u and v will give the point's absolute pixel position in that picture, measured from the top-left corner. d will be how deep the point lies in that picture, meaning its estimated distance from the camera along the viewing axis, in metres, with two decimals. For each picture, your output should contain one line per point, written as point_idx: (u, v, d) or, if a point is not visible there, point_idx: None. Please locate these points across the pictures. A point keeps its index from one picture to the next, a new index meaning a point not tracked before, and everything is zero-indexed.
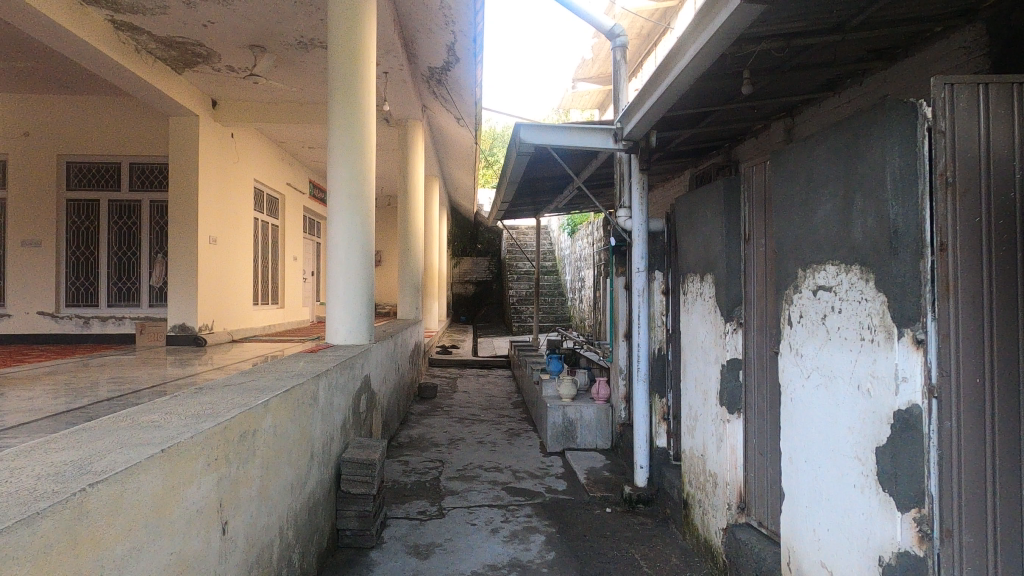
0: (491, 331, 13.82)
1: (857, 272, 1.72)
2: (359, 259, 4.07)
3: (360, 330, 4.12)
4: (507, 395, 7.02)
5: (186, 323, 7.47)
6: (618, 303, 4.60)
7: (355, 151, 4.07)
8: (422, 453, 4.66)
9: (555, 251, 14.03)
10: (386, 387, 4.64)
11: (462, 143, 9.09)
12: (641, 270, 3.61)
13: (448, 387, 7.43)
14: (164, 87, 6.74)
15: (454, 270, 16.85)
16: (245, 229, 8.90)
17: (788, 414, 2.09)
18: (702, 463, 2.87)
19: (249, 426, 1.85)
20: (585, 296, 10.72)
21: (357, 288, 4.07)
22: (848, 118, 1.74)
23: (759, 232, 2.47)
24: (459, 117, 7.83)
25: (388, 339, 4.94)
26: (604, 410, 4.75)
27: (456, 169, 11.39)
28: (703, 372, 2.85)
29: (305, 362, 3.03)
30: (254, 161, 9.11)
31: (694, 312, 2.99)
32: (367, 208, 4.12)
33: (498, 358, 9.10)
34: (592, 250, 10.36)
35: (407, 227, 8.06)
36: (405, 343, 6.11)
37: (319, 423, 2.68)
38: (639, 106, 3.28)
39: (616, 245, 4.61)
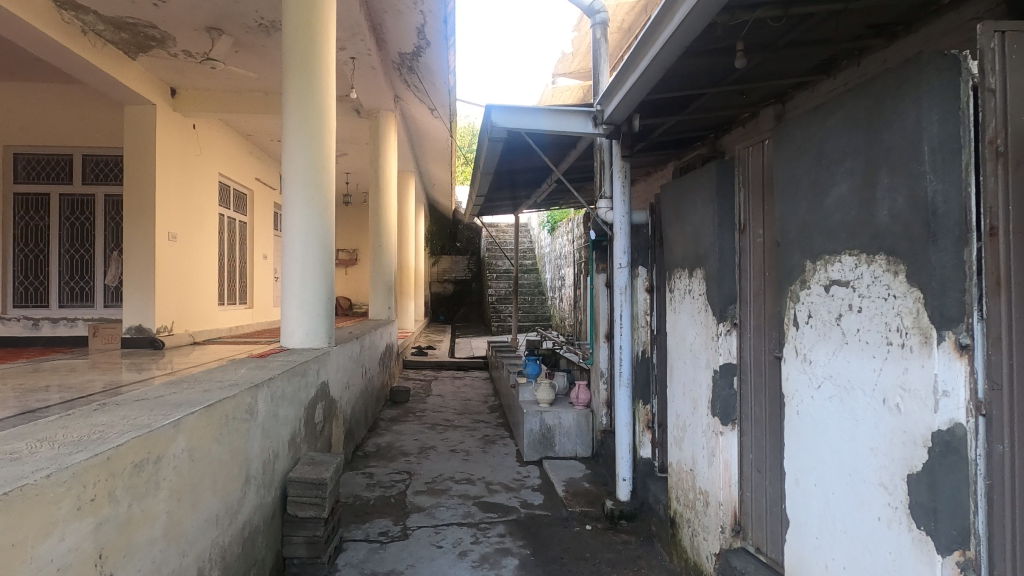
0: (470, 331, 13.50)
1: (881, 263, 1.43)
2: (318, 254, 3.71)
3: (318, 330, 3.75)
4: (484, 399, 6.70)
5: (143, 324, 7.04)
6: (599, 302, 4.32)
7: (313, 136, 3.72)
8: (389, 464, 4.33)
9: (535, 249, 13.76)
10: (349, 393, 4.29)
11: (438, 136, 8.74)
12: (623, 266, 3.32)
13: (422, 391, 7.10)
14: (115, 72, 6.30)
15: (433, 268, 16.48)
16: (209, 225, 8.46)
17: (796, 430, 1.80)
18: (691, 478, 2.59)
19: (149, 453, 1.51)
20: (566, 295, 10.45)
21: (314, 285, 3.71)
22: (871, 80, 1.45)
23: (756, 220, 2.18)
24: (433, 108, 7.49)
25: (353, 342, 4.60)
26: (584, 416, 4.46)
27: (433, 164, 11.06)
28: (692, 377, 2.56)
29: (246, 369, 2.69)
30: (218, 154, 8.67)
31: (681, 312, 2.70)
32: (326, 199, 3.78)
33: (475, 359, 8.78)
34: (572, 248, 10.10)
35: (379, 222, 7.71)
36: (375, 346, 5.77)
37: (258, 440, 2.34)
38: (621, 85, 2.96)
39: (596, 240, 4.32)
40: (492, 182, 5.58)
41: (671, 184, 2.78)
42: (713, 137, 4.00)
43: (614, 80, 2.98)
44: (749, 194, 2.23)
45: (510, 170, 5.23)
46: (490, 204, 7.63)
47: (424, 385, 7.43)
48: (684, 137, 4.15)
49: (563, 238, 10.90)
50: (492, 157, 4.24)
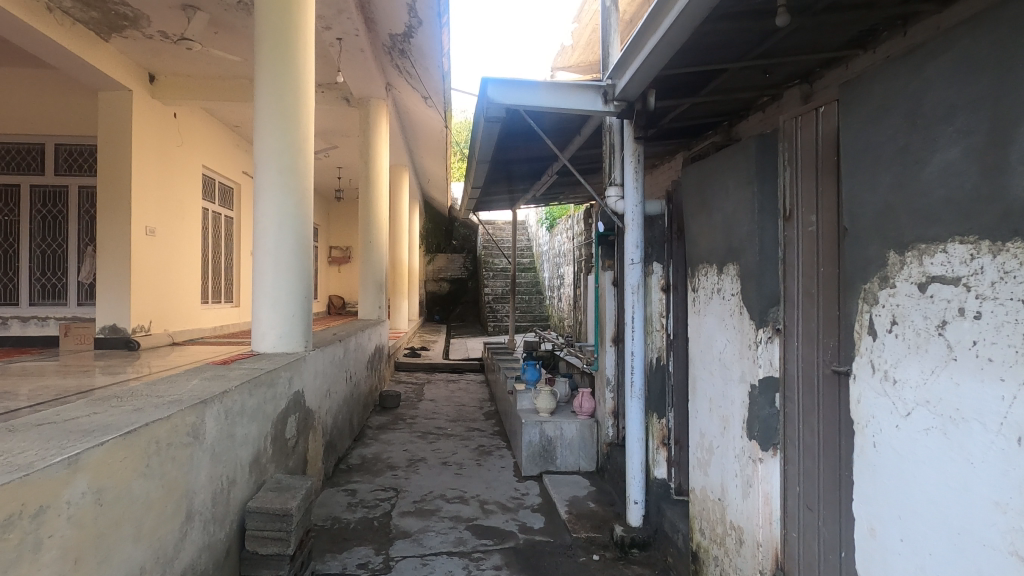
0: (466, 331, 13.11)
1: (1013, 253, 1.06)
2: (293, 250, 3.32)
3: (295, 333, 3.35)
4: (479, 405, 6.32)
5: (117, 323, 6.63)
6: (604, 302, 3.95)
7: (289, 117, 3.33)
8: (374, 479, 3.95)
9: (533, 247, 13.38)
10: (330, 402, 3.90)
11: (432, 127, 8.34)
12: (636, 262, 2.94)
13: (414, 395, 6.71)
14: (86, 55, 5.89)
15: (428, 267, 16.07)
16: (191, 219, 8.05)
17: (871, 465, 1.43)
18: (720, 509, 2.21)
19: (21, 505, 1.12)
20: (565, 295, 10.08)
21: (291, 283, 3.32)
22: (1000, 7, 1.06)
23: (807, 206, 1.81)
24: (426, 96, 7.10)
25: (336, 344, 4.23)
26: (588, 427, 4.07)
27: (427, 158, 10.67)
28: (722, 391, 2.19)
29: (199, 380, 2.30)
30: (201, 145, 8.26)
31: (707, 315, 2.33)
32: (303, 187, 3.38)
33: (470, 361, 8.40)
34: (572, 245, 9.73)
35: (369, 217, 7.31)
36: (363, 348, 5.40)
37: (205, 467, 1.94)
38: (635, 56, 2.57)
39: (603, 233, 3.95)
40: (488, 173, 5.19)
41: (694, 167, 2.41)
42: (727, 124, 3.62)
43: (628, 48, 2.58)
44: (797, 174, 1.86)
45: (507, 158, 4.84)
46: (486, 197, 7.24)
47: (417, 389, 7.05)
48: (695, 124, 3.76)
49: (562, 235, 10.53)
50: (487, 142, 3.85)
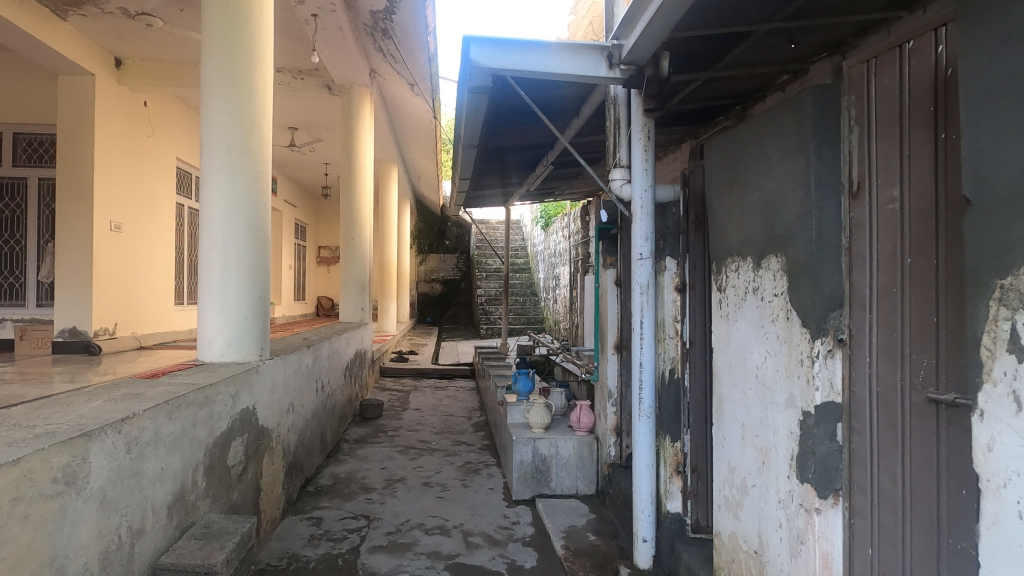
0: (458, 334, 12.64)
1: None
2: (244, 242, 2.86)
3: (248, 339, 2.88)
4: (468, 415, 5.85)
5: (77, 326, 6.13)
6: (605, 304, 3.49)
7: (242, 87, 2.86)
8: (344, 504, 3.48)
9: (527, 247, 12.92)
10: (294, 416, 3.43)
11: (420, 117, 7.87)
12: (646, 257, 2.48)
13: (398, 404, 6.24)
14: (41, 34, 5.42)
15: (419, 267, 15.58)
16: (164, 215, 7.57)
17: (1013, 542, 0.98)
18: (756, 564, 1.75)
19: None
20: (561, 296, 9.62)
21: (242, 281, 2.86)
22: None
23: (887, 177, 1.36)
24: (413, 83, 6.64)
25: (304, 350, 3.76)
26: (586, 444, 3.61)
27: (417, 153, 10.20)
28: (760, 416, 1.73)
29: (102, 402, 1.83)
30: (174, 135, 7.78)
31: (739, 320, 1.88)
32: (257, 169, 2.92)
33: (460, 366, 7.93)
34: (568, 244, 9.29)
35: (352, 211, 6.82)
36: (340, 354, 4.93)
37: (89, 520, 1.48)
38: (642, 12, 2.08)
39: (604, 226, 3.50)
40: (477, 161, 4.72)
41: (724, 138, 1.96)
42: (738, 110, 3.15)
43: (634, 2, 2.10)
44: (871, 135, 1.41)
45: (498, 141, 4.38)
46: (476, 191, 6.78)
47: (402, 397, 6.58)
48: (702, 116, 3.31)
49: (558, 234, 10.09)
50: (474, 120, 3.39)
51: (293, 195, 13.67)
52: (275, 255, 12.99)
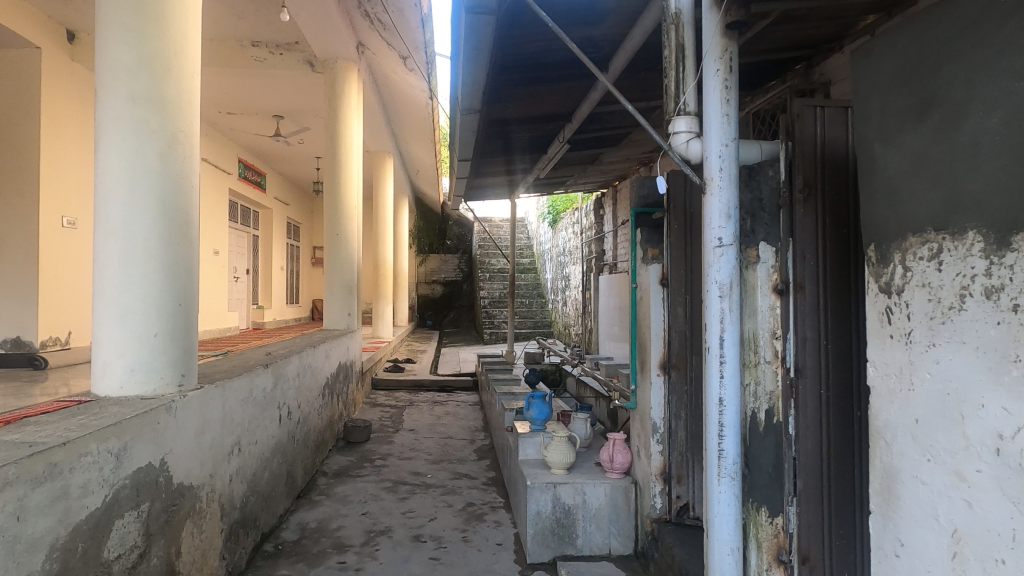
0: (460, 339, 11.86)
1: None
2: (154, 226, 2.05)
3: (162, 361, 2.06)
4: (469, 437, 5.03)
5: (21, 336, 5.25)
6: (646, 311, 2.69)
7: (152, 12, 2.06)
8: (308, 573, 2.67)
9: (533, 246, 12.13)
10: (243, 459, 2.64)
11: (414, 100, 7.08)
12: (727, 246, 1.73)
13: (390, 423, 5.44)
14: None
15: (419, 268, 14.78)
16: None
17: None
18: None
19: None
20: (571, 298, 8.84)
21: (153, 281, 2.05)
22: None
23: None
24: (405, 56, 5.83)
25: (264, 369, 2.97)
26: (621, 490, 2.82)
27: (413, 143, 9.40)
28: (1010, 531, 0.93)
29: None
30: None
31: (946, 346, 1.07)
32: (173, 126, 2.11)
33: (461, 377, 7.12)
34: (580, 241, 8.50)
35: (337, 201, 5.98)
36: (318, 370, 4.14)
37: None
38: None
39: (641, 212, 2.75)
40: (477, 134, 3.89)
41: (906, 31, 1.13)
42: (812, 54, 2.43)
43: None
44: None
45: (504, 105, 3.55)
46: (478, 179, 5.99)
47: (395, 415, 5.78)
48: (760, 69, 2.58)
49: (567, 231, 9.30)
50: (474, 59, 2.60)
51: (283, 191, 12.89)
52: (264, 256, 12.21)
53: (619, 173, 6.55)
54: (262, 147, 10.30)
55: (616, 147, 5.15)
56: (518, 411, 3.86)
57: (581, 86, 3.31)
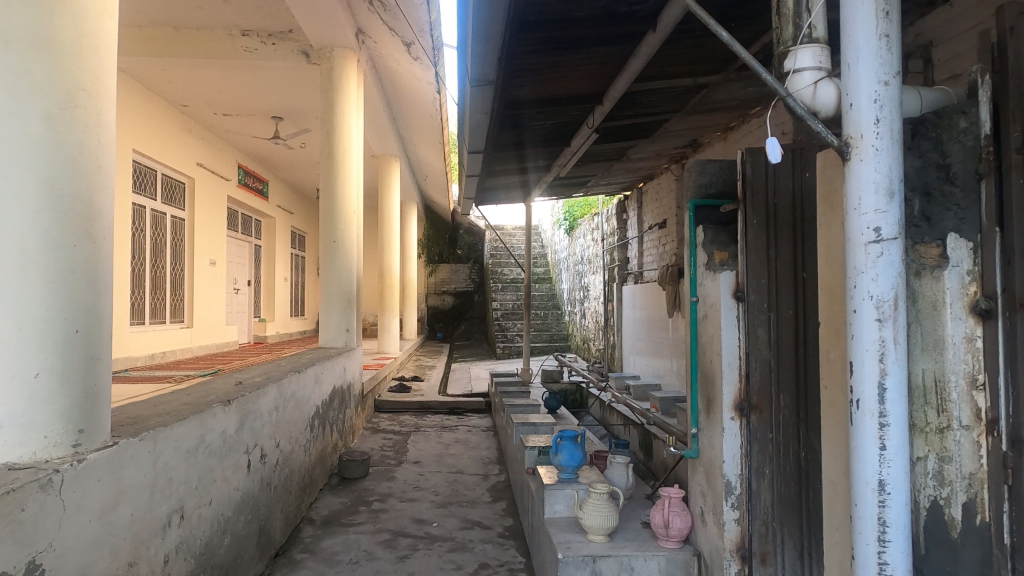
0: (471, 353, 11.26)
1: None
2: (35, 221, 1.44)
3: (44, 415, 1.44)
4: (482, 472, 4.40)
5: None
6: (714, 334, 2.07)
7: None
8: None
9: (548, 255, 11.52)
10: (187, 529, 2.02)
11: (421, 96, 6.52)
12: (888, 239, 1.11)
13: (393, 454, 4.82)
14: None
15: (428, 279, 14.19)
16: None
17: None
18: None
19: None
20: (591, 310, 8.21)
21: (32, 300, 1.43)
22: None
23: None
24: (409, 42, 5.24)
25: (226, 406, 2.37)
26: (681, 565, 2.17)
27: (421, 145, 8.85)
28: None
29: None
30: (126, 122, 6.55)
31: None
32: (69, 82, 1.51)
33: (472, 398, 6.49)
34: (600, 249, 7.88)
35: (333, 204, 5.37)
36: (305, 399, 3.53)
37: None
38: None
39: (698, 203, 2.21)
40: (491, 119, 3.28)
41: None
42: None
43: None
44: None
45: (523, 79, 2.93)
46: (490, 179, 5.41)
47: (398, 443, 5.16)
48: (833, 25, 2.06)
49: (585, 238, 8.69)
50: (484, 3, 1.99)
51: (287, 200, 12.38)
52: (267, 267, 11.69)
53: (645, 173, 5.96)
54: (263, 152, 9.80)
55: (647, 140, 4.56)
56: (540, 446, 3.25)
57: (617, 54, 2.71)
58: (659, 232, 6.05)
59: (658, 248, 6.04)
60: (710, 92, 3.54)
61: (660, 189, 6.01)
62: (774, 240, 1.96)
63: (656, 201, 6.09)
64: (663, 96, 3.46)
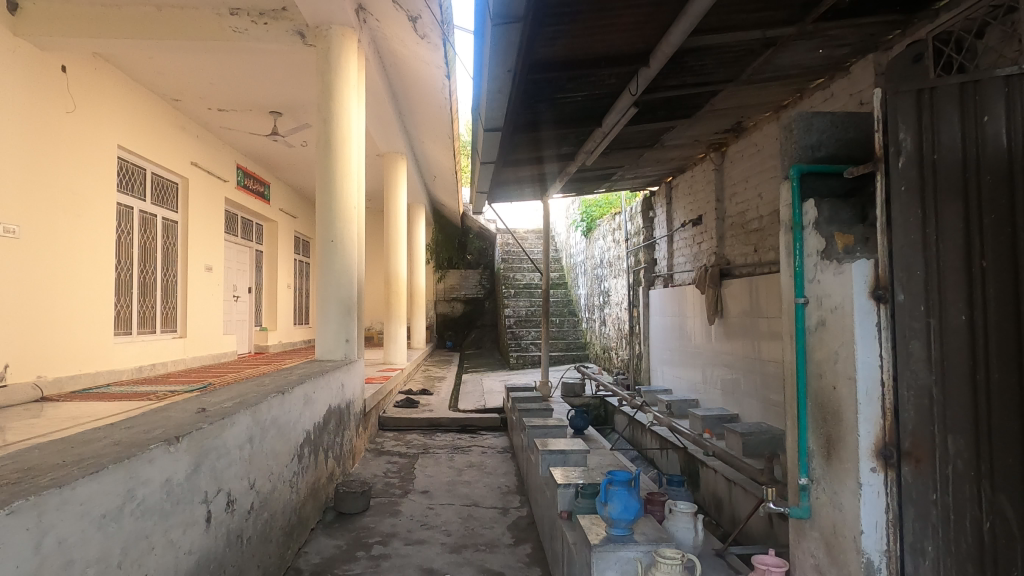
0: (482, 363, 10.67)
1: None
2: None
3: None
4: (501, 505, 3.80)
5: None
6: (840, 348, 1.51)
7: None
8: None
9: (563, 259, 10.92)
10: None
11: (428, 83, 5.99)
12: None
13: (398, 482, 4.24)
14: None
15: (437, 286, 13.61)
16: (93, 218, 5.88)
17: None
18: None
19: None
20: (612, 317, 7.61)
21: None
22: None
23: None
24: (414, 17, 4.68)
25: (169, 447, 1.77)
26: None
27: (429, 142, 8.31)
28: None
29: None
30: (109, 116, 6.07)
31: None
32: None
33: (486, 414, 5.89)
34: (622, 250, 7.29)
35: (330, 198, 4.79)
36: (291, 425, 2.96)
37: None
38: None
39: (801, 171, 1.64)
40: (514, 84, 2.71)
41: None
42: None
43: None
44: None
45: (556, 26, 2.36)
46: (505, 170, 4.85)
47: (405, 468, 4.58)
48: None
49: (605, 239, 8.10)
50: None
51: (290, 204, 11.88)
52: (269, 274, 11.17)
53: (678, 164, 5.37)
54: (263, 152, 9.31)
55: (687, 120, 3.97)
56: (576, 479, 2.67)
57: None
58: (692, 229, 5.45)
59: (692, 247, 5.44)
60: (773, 54, 2.96)
61: (694, 182, 5.41)
62: (933, 215, 1.39)
63: (690, 194, 5.49)
64: (718, 58, 2.88)
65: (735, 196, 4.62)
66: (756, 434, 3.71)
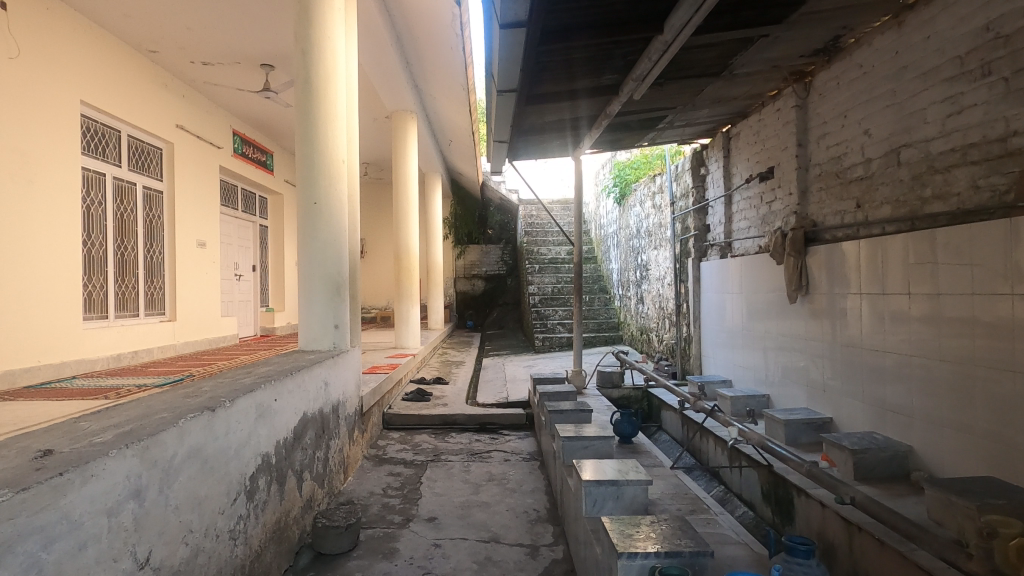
0: (505, 345, 9.79)
1: None
2: None
3: None
4: (529, 541, 2.91)
5: None
6: None
7: None
8: None
9: (593, 231, 9.96)
10: None
11: (436, 15, 5.03)
12: None
13: (399, 504, 3.37)
14: None
15: (456, 262, 12.71)
16: (52, 185, 5.07)
17: None
18: None
19: None
20: (652, 295, 6.65)
21: None
22: None
23: None
24: None
25: None
26: None
27: (441, 97, 7.36)
28: None
29: None
30: (69, 66, 5.24)
31: None
32: None
33: (509, 410, 4.99)
34: (665, 217, 6.30)
35: (311, 149, 3.86)
36: (229, 453, 2.08)
37: None
38: None
39: None
40: None
41: None
42: None
43: None
44: None
45: None
46: (528, 111, 3.88)
47: (411, 481, 3.73)
48: None
49: (642, 205, 7.12)
50: None
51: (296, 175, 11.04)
52: (274, 251, 10.36)
53: (743, 104, 4.34)
54: (260, 114, 8.43)
55: (776, 28, 2.95)
56: (642, 537, 1.82)
57: None
58: (760, 185, 4.43)
59: (760, 208, 4.42)
60: None
61: (762, 127, 4.38)
62: None
63: (756, 142, 4.46)
64: None
65: (826, 138, 3.59)
66: (873, 451, 2.75)
